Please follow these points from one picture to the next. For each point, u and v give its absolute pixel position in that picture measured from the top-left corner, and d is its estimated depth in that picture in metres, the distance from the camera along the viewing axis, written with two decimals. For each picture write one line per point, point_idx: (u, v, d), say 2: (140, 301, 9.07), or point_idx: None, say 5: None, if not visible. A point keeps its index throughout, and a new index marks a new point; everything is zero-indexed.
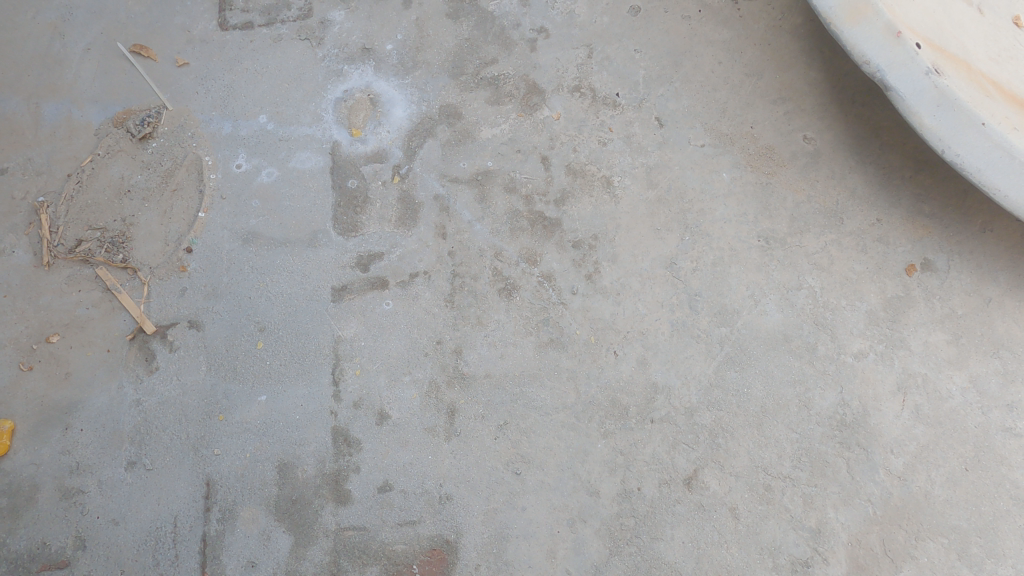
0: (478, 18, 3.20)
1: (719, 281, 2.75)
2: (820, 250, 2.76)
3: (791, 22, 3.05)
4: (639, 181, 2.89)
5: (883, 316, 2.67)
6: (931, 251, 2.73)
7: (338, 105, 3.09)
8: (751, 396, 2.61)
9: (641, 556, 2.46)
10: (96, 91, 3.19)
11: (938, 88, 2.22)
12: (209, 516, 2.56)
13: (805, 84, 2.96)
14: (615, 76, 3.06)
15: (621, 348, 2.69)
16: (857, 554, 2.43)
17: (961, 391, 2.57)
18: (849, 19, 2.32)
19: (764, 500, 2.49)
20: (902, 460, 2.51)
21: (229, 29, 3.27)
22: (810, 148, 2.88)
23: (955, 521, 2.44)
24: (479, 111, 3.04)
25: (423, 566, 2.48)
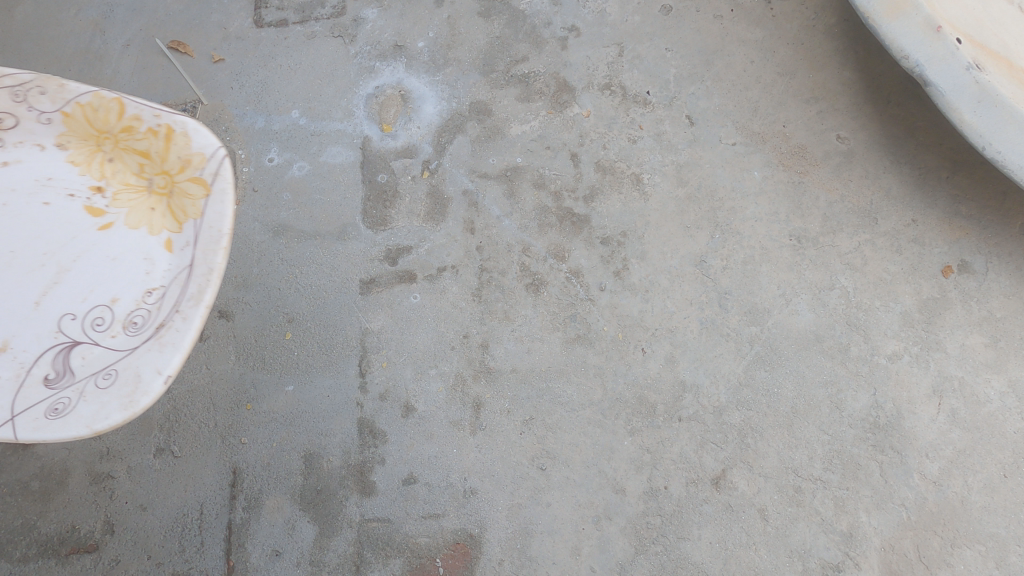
0: (509, 17, 3.22)
1: (750, 279, 2.72)
2: (853, 250, 2.72)
3: (825, 21, 3.03)
4: (668, 178, 2.88)
5: (918, 318, 2.62)
6: (968, 253, 2.67)
7: (369, 100, 3.12)
8: (782, 396, 2.56)
9: (667, 556, 2.42)
10: (135, 85, 3.25)
11: (979, 83, 2.18)
12: (235, 504, 2.57)
13: (838, 84, 2.94)
14: (645, 74, 3.06)
15: (649, 346, 2.66)
16: (890, 560, 2.37)
17: (1000, 396, 2.51)
18: (886, 14, 2.30)
19: (794, 502, 2.44)
20: (938, 464, 2.45)
21: (264, 26, 3.32)
22: (843, 148, 2.85)
23: (993, 529, 2.37)
24: (509, 108, 3.05)
25: (446, 560, 2.46)
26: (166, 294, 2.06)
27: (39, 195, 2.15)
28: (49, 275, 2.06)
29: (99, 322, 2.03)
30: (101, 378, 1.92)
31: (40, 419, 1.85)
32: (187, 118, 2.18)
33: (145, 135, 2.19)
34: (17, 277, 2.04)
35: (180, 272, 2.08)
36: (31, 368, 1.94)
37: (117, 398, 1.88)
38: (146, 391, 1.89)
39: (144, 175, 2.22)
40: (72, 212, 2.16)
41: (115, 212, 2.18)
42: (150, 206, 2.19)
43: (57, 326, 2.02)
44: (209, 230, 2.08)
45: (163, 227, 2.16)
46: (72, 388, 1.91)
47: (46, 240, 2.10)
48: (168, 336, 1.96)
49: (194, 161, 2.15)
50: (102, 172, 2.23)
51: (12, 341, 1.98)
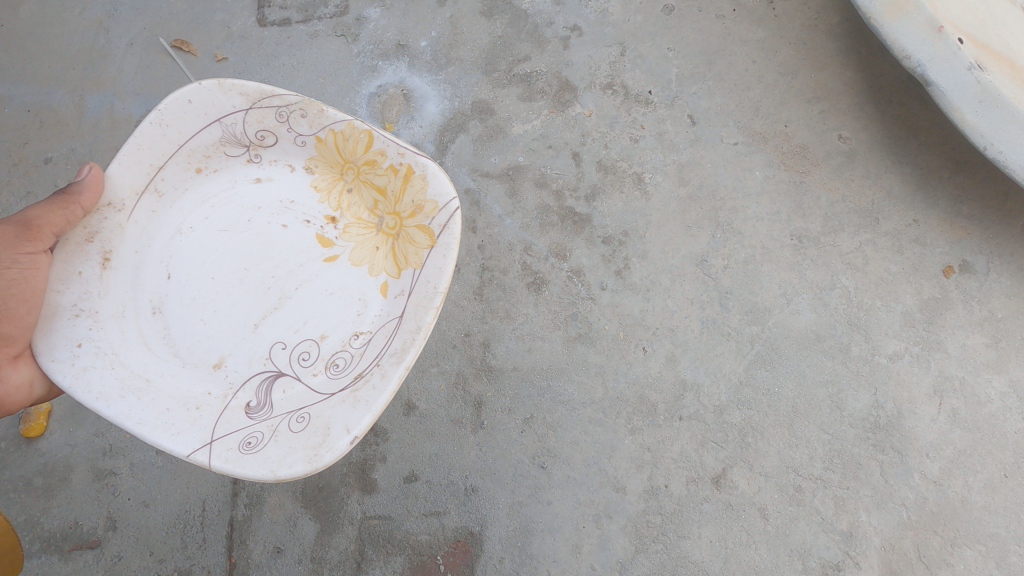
0: (512, 16, 3.23)
1: (751, 279, 2.72)
2: (854, 250, 2.72)
3: (827, 21, 3.03)
4: (670, 178, 2.88)
5: (919, 317, 2.62)
6: (970, 254, 2.67)
7: (372, 100, 3.13)
8: (782, 396, 2.57)
9: (667, 555, 2.43)
10: (139, 84, 3.27)
11: (980, 83, 2.18)
12: (237, 501, 2.58)
13: (840, 84, 2.94)
14: (647, 73, 3.06)
15: (650, 345, 2.67)
16: (890, 559, 2.37)
17: (1001, 396, 2.51)
18: (888, 14, 2.30)
19: (794, 501, 2.45)
20: (938, 464, 2.45)
21: (267, 25, 3.33)
22: (845, 148, 2.85)
23: (993, 528, 2.37)
24: (511, 107, 3.06)
25: (447, 557, 2.47)
26: (372, 341, 1.97)
27: (282, 216, 2.10)
28: (272, 300, 2.02)
29: (305, 357, 1.97)
30: (295, 421, 1.82)
31: (233, 451, 1.74)
32: (428, 159, 2.03)
33: (386, 172, 2.07)
34: (243, 298, 2.01)
35: (389, 322, 1.98)
36: (237, 391, 1.90)
37: (304, 446, 1.74)
38: (330, 447, 1.72)
39: (376, 212, 2.13)
40: (307, 238, 2.10)
41: (343, 244, 2.11)
42: (375, 243, 2.11)
43: (268, 353, 1.97)
44: (424, 284, 1.95)
45: (383, 269, 2.08)
46: (265, 424, 1.82)
47: (275, 264, 2.06)
48: (364, 393, 1.82)
49: (426, 208, 2.01)
50: (338, 202, 2.15)
51: (227, 358, 1.94)
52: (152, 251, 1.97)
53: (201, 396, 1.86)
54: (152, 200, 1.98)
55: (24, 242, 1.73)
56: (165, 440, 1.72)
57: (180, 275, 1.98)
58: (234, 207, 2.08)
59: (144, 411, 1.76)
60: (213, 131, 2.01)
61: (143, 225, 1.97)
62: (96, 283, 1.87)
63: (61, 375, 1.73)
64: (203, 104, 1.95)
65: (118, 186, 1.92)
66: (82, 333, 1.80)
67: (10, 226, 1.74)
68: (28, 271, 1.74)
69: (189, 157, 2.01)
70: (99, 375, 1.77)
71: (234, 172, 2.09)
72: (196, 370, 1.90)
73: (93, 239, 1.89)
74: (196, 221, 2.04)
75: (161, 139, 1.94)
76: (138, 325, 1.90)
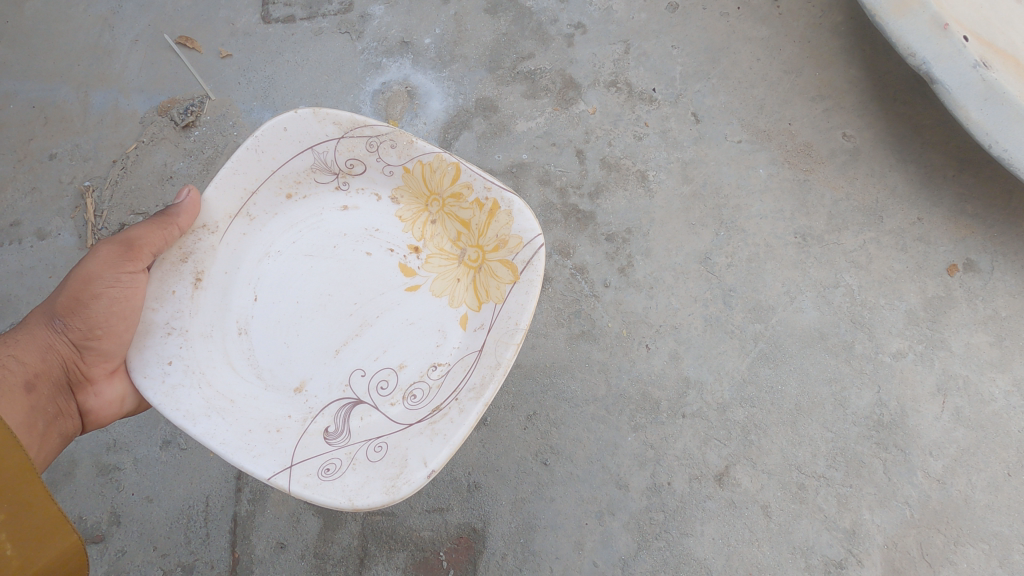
0: (516, 14, 3.23)
1: (755, 277, 2.72)
2: (858, 248, 2.72)
3: (832, 19, 3.03)
4: (674, 175, 2.88)
5: (923, 316, 2.62)
6: (974, 252, 2.67)
7: (376, 97, 3.14)
8: (785, 394, 2.57)
9: (670, 552, 2.43)
10: (143, 80, 3.27)
11: (986, 81, 2.17)
12: (240, 496, 2.59)
13: (845, 82, 2.94)
14: (651, 71, 3.06)
15: (653, 342, 2.67)
16: (893, 557, 2.37)
17: (1004, 394, 2.51)
18: (894, 11, 2.30)
19: (797, 499, 2.44)
20: (942, 462, 2.45)
21: (272, 22, 3.33)
22: (849, 146, 2.85)
23: (996, 527, 2.36)
24: (515, 105, 3.06)
25: (449, 554, 2.47)
26: (450, 374, 1.94)
27: (365, 243, 2.11)
28: (353, 327, 2.02)
29: (383, 386, 1.96)
30: (373, 450, 1.79)
31: (312, 477, 1.72)
32: (515, 195, 1.95)
33: (471, 206, 2.03)
34: (325, 325, 2.01)
35: (469, 356, 1.93)
36: (317, 416, 1.89)
37: (381, 477, 1.71)
38: (408, 479, 1.69)
39: (460, 244, 2.10)
40: (388, 267, 2.09)
41: (425, 274, 2.09)
42: (457, 275, 2.08)
43: (347, 380, 1.96)
44: (506, 320, 1.88)
45: (463, 302, 2.04)
46: (344, 451, 1.80)
47: (357, 291, 2.05)
48: (443, 426, 1.78)
49: (509, 244, 1.94)
50: (422, 232, 2.14)
51: (308, 383, 1.94)
52: (240, 272, 2.01)
53: (282, 419, 1.86)
54: (242, 224, 2.02)
55: (126, 262, 1.84)
56: (246, 462, 1.72)
57: (266, 298, 2.01)
58: (321, 233, 2.10)
59: (227, 431, 1.77)
60: (306, 157, 2.04)
61: (234, 247, 2.01)
62: (188, 302, 1.91)
63: (150, 392, 1.77)
64: (298, 132, 1.98)
65: (211, 210, 1.97)
66: (172, 351, 1.84)
67: (114, 246, 1.86)
68: (128, 291, 1.85)
69: (281, 182, 2.05)
70: (186, 394, 1.80)
71: (323, 198, 2.11)
72: (277, 393, 1.91)
73: (187, 260, 1.94)
74: (283, 245, 2.07)
75: (255, 165, 1.99)
76: (224, 345, 1.93)
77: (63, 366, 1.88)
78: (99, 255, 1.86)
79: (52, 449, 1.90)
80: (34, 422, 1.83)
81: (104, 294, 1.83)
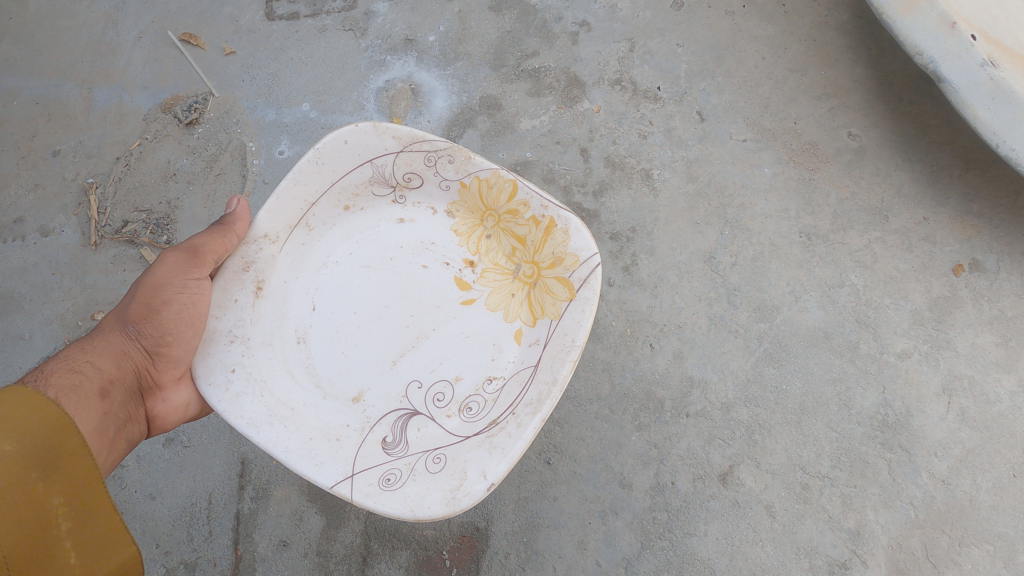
0: (521, 11, 3.22)
1: (759, 276, 2.71)
2: (863, 248, 2.70)
3: (838, 18, 3.02)
4: (678, 174, 2.87)
5: (928, 316, 2.60)
6: (980, 252, 2.65)
7: (380, 94, 3.13)
8: (789, 393, 2.56)
9: (673, 551, 2.42)
10: (147, 77, 3.27)
11: (993, 80, 2.16)
12: (243, 494, 2.58)
13: (851, 81, 2.92)
14: (656, 69, 3.05)
15: (657, 341, 2.66)
16: (897, 558, 2.36)
17: (1010, 395, 2.50)
18: (901, 10, 2.29)
19: (801, 499, 2.44)
20: (947, 463, 2.44)
21: (275, 19, 3.32)
22: (854, 145, 2.84)
23: (1002, 528, 2.35)
24: (519, 103, 3.05)
25: (452, 552, 2.47)
26: (506, 388, 1.94)
27: (421, 256, 2.13)
28: (409, 339, 2.04)
29: (439, 398, 1.97)
30: (432, 461, 1.80)
31: (372, 487, 1.74)
32: (572, 213, 1.96)
33: (527, 222, 2.03)
34: (382, 336, 2.04)
35: (524, 371, 1.93)
36: (374, 426, 1.91)
37: (441, 488, 1.72)
38: (468, 491, 1.69)
39: (515, 259, 2.11)
40: (443, 280, 2.11)
41: (480, 288, 2.10)
42: (511, 290, 2.08)
43: (404, 391, 1.98)
44: (561, 337, 1.88)
45: (518, 316, 2.04)
46: (403, 462, 1.81)
47: (413, 303, 2.08)
48: (501, 440, 1.77)
49: (566, 261, 1.94)
50: (477, 246, 2.15)
51: (365, 393, 1.97)
52: (299, 282, 2.05)
53: (341, 427, 1.89)
54: (302, 235, 2.07)
55: (193, 269, 1.87)
56: (309, 471, 1.76)
57: (324, 308, 2.05)
58: (378, 245, 2.13)
59: (288, 439, 1.81)
60: (364, 171, 2.07)
61: (293, 258, 2.05)
62: (249, 311, 1.95)
63: (215, 398, 1.81)
64: (358, 146, 2.01)
65: (273, 221, 2.01)
66: (235, 358, 1.88)
67: (181, 252, 1.88)
68: (195, 297, 1.87)
69: (339, 194, 2.09)
70: (250, 402, 1.84)
71: (379, 211, 2.15)
72: (335, 402, 1.94)
73: (248, 269, 1.98)
74: (340, 256, 2.10)
75: (315, 177, 2.03)
76: (284, 354, 1.97)
77: (136, 372, 1.90)
78: (165, 262, 1.88)
79: (119, 455, 1.88)
80: (106, 428, 1.80)
81: (174, 300, 1.84)
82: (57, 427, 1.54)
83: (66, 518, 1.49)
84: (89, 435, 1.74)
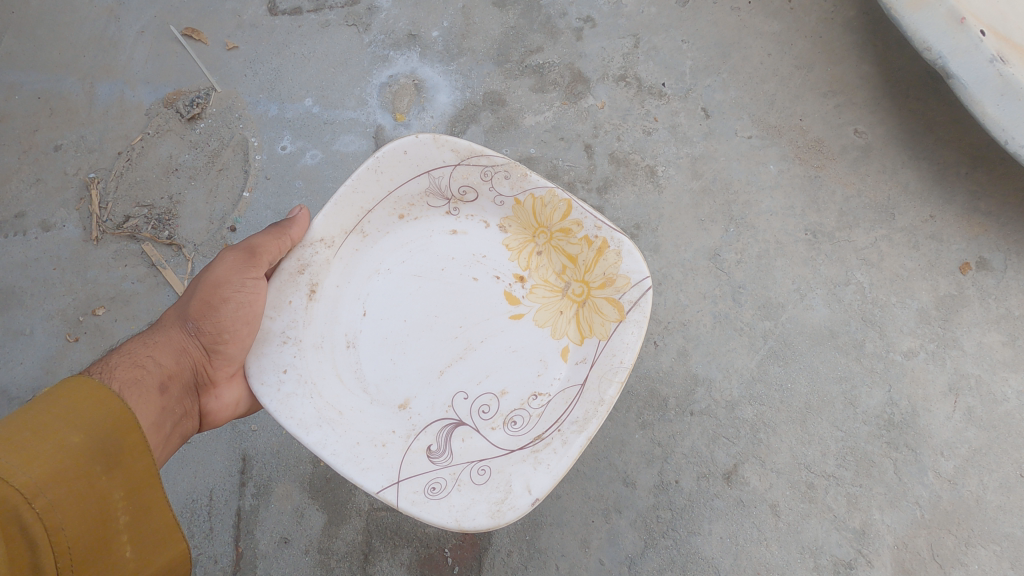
0: (525, 7, 3.20)
1: (764, 273, 2.69)
2: (869, 246, 2.69)
3: (844, 14, 2.99)
4: (683, 171, 2.85)
5: (935, 315, 2.58)
6: (987, 250, 2.64)
7: (383, 89, 3.11)
8: (795, 392, 2.54)
9: (677, 550, 2.41)
10: (149, 72, 3.25)
11: (1003, 76, 2.14)
12: (244, 491, 2.57)
13: (857, 78, 2.91)
14: (661, 66, 3.03)
15: (661, 339, 2.65)
16: (903, 558, 2.34)
17: (1017, 394, 2.48)
18: (910, 5, 2.27)
19: (806, 499, 2.42)
20: (953, 463, 2.42)
21: (278, 14, 3.31)
22: (861, 142, 2.82)
23: (1009, 528, 2.34)
24: (523, 99, 3.03)
25: (454, 550, 2.46)
26: (552, 405, 1.91)
27: (472, 268, 2.10)
28: (457, 349, 2.01)
29: (485, 410, 1.94)
30: (477, 473, 1.79)
31: (418, 494, 1.73)
32: (625, 236, 1.94)
33: (580, 242, 2.01)
34: (431, 345, 2.01)
35: (571, 389, 1.90)
36: (419, 433, 1.89)
37: (486, 500, 1.72)
38: (512, 505, 1.70)
39: (564, 278, 2.08)
40: (493, 294, 2.08)
41: (529, 304, 2.07)
42: (560, 308, 2.05)
43: (450, 401, 1.96)
44: (610, 358, 1.86)
45: (566, 334, 2.02)
46: (448, 470, 1.80)
47: (462, 314, 2.05)
48: (547, 455, 1.77)
49: (617, 282, 1.93)
50: (527, 262, 2.12)
51: (412, 400, 1.95)
52: (351, 286, 2.03)
53: (386, 433, 1.88)
54: (356, 240, 2.05)
55: (250, 269, 1.87)
56: (356, 474, 1.75)
57: (375, 314, 2.03)
58: (430, 255, 2.10)
59: (336, 441, 1.81)
60: (421, 181, 2.05)
61: (347, 263, 2.04)
62: (302, 313, 1.94)
63: (267, 398, 1.81)
64: (418, 157, 1.99)
65: (330, 227, 2.00)
66: (287, 360, 1.88)
67: (238, 252, 1.89)
68: (252, 296, 1.87)
69: (396, 203, 2.07)
70: (300, 403, 1.84)
71: (433, 222, 2.13)
72: (382, 408, 1.93)
73: (304, 272, 1.98)
74: (393, 264, 2.08)
75: (374, 185, 2.01)
76: (334, 358, 1.95)
77: (193, 370, 1.89)
78: (224, 261, 1.89)
79: (171, 450, 1.85)
80: (162, 423, 1.77)
81: (231, 299, 1.84)
82: (120, 420, 1.50)
83: (126, 511, 1.45)
84: (147, 429, 1.71)
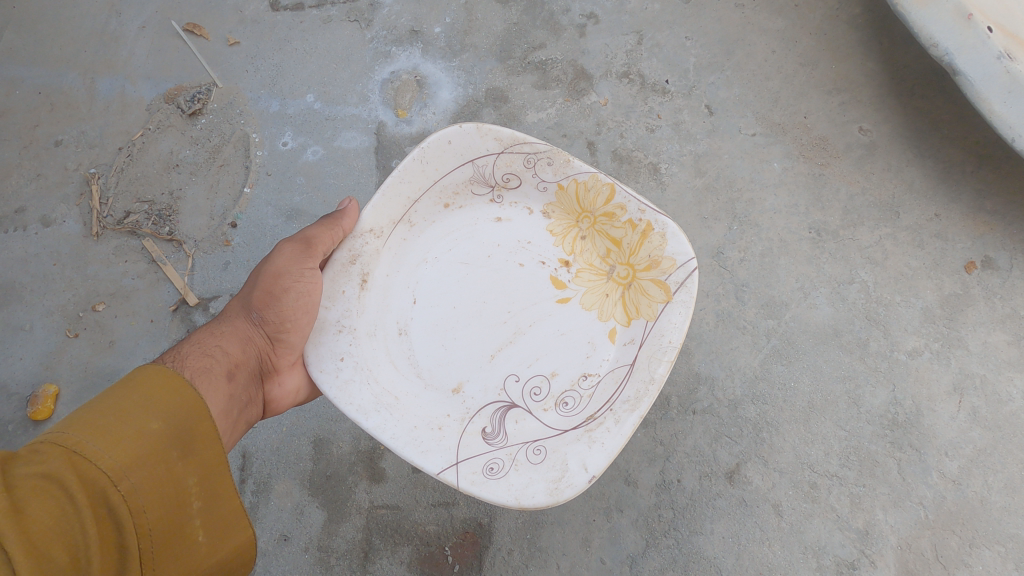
0: (527, 3, 3.18)
1: (767, 272, 2.68)
2: (873, 244, 2.67)
3: (850, 11, 2.97)
4: (686, 168, 2.83)
5: (940, 314, 2.57)
6: (992, 249, 2.62)
7: (384, 86, 3.10)
8: (798, 391, 2.52)
9: (679, 550, 2.39)
10: (150, 67, 3.24)
11: (1010, 74, 2.12)
12: (244, 488, 2.55)
13: (862, 76, 2.89)
14: (664, 63, 3.01)
15: None
16: (906, 558, 2.33)
17: (1022, 394, 2.46)
18: (916, 1, 2.25)
19: (809, 498, 2.40)
20: (958, 463, 2.41)
21: (280, 9, 3.29)
22: (865, 140, 2.80)
23: (1013, 529, 2.32)
24: (525, 95, 3.02)
25: (454, 549, 2.45)
26: (602, 385, 1.91)
27: (518, 254, 2.08)
28: (507, 334, 2.00)
29: (536, 392, 1.95)
30: (533, 453, 1.80)
31: (477, 475, 1.75)
32: (669, 218, 1.90)
33: (624, 225, 1.99)
34: (481, 330, 2.01)
35: (620, 370, 1.89)
36: (473, 416, 1.90)
37: (544, 478, 1.73)
38: (570, 482, 1.70)
39: (609, 261, 2.06)
40: (539, 279, 2.06)
41: (575, 288, 2.05)
42: (605, 291, 2.03)
43: (502, 384, 1.96)
44: (657, 338, 1.84)
45: (613, 316, 2.00)
46: (504, 451, 1.81)
47: (510, 299, 2.04)
48: (600, 434, 1.78)
49: (662, 264, 1.90)
50: (572, 246, 2.09)
51: (464, 385, 1.95)
52: (400, 275, 2.03)
53: (441, 417, 1.89)
54: (403, 230, 2.04)
55: (308, 258, 1.86)
56: (416, 457, 1.77)
57: (424, 302, 2.02)
58: (476, 243, 2.08)
59: (394, 426, 1.82)
60: (465, 170, 2.02)
61: (395, 252, 2.03)
62: (355, 302, 1.94)
63: (326, 385, 1.81)
64: (462, 146, 1.96)
65: (377, 218, 1.99)
66: (344, 347, 1.88)
67: (295, 243, 1.88)
68: (311, 286, 1.85)
69: (440, 192, 2.05)
70: (358, 389, 1.84)
71: (477, 210, 2.10)
72: (435, 393, 1.93)
73: (355, 262, 1.96)
74: (440, 252, 2.07)
75: (419, 175, 1.99)
76: (387, 345, 1.95)
77: (257, 359, 1.85)
78: (281, 252, 1.87)
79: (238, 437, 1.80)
80: (232, 410, 1.72)
81: (292, 289, 1.83)
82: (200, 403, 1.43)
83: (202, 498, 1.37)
84: (217, 415, 1.66)
